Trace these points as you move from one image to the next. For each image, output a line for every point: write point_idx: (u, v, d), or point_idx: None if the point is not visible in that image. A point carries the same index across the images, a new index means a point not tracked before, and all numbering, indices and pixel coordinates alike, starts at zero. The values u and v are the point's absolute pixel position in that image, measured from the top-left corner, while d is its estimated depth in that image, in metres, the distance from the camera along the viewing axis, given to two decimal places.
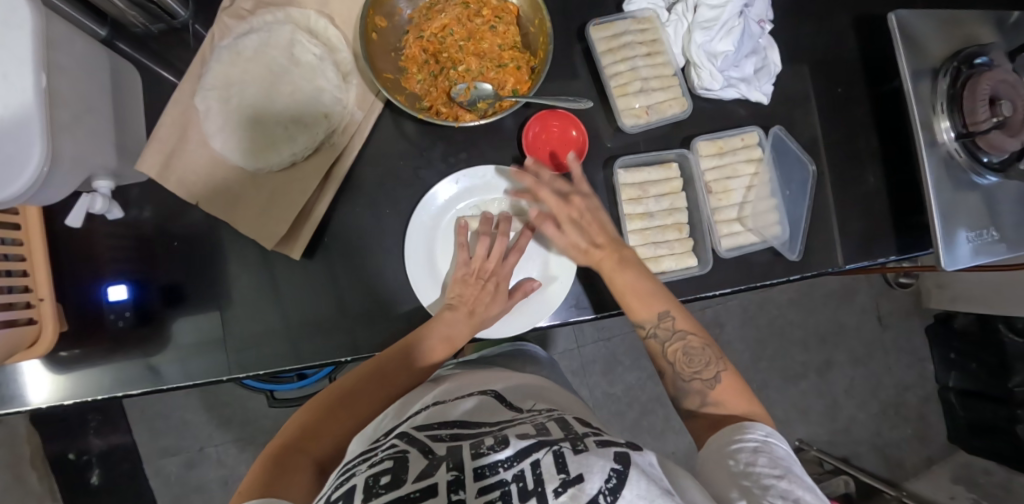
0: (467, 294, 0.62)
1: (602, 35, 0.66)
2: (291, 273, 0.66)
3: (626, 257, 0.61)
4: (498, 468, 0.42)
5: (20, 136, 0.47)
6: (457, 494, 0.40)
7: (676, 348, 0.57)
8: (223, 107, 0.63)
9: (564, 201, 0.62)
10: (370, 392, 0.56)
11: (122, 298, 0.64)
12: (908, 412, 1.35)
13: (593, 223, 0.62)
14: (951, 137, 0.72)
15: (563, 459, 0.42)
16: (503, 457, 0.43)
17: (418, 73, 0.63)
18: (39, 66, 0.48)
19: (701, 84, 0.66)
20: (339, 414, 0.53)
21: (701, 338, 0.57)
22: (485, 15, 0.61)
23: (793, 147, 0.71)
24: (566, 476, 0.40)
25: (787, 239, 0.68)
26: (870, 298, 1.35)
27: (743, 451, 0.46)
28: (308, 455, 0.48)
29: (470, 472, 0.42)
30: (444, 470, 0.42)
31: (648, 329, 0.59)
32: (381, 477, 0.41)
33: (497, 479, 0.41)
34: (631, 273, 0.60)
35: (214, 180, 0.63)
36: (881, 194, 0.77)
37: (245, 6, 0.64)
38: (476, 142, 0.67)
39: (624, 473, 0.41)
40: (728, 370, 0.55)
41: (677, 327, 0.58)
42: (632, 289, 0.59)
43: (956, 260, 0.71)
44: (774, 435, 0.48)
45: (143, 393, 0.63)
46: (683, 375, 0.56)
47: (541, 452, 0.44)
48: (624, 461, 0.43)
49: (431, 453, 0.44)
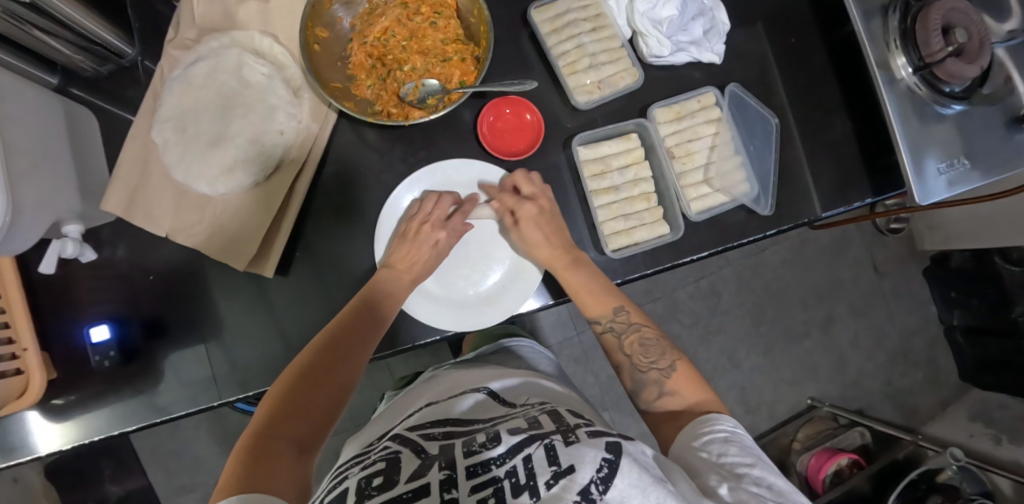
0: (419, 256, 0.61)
1: (545, 17, 0.66)
2: (268, 292, 0.66)
3: (580, 257, 0.62)
4: (491, 465, 0.42)
5: None
6: (450, 493, 0.40)
7: (632, 339, 0.59)
8: (180, 137, 0.64)
9: (529, 200, 0.62)
10: (331, 359, 0.54)
11: (105, 337, 0.64)
12: (917, 356, 1.34)
13: (550, 225, 0.62)
14: (909, 72, 0.72)
15: (554, 451, 0.42)
16: (497, 453, 0.43)
17: (367, 78, 0.63)
18: None
19: (650, 51, 0.67)
20: (308, 387, 0.51)
21: (655, 330, 0.59)
22: (425, 12, 0.62)
23: (752, 102, 0.70)
24: (557, 468, 0.40)
25: (757, 195, 0.68)
26: (864, 248, 1.34)
27: (715, 442, 0.48)
28: (285, 439, 0.47)
29: (463, 470, 0.42)
30: (437, 469, 0.42)
31: (603, 324, 0.60)
32: (374, 478, 0.43)
33: (491, 477, 0.41)
34: (585, 270, 0.61)
35: (181, 210, 0.64)
36: (848, 140, 0.77)
37: (189, 36, 0.64)
38: (433, 139, 0.66)
39: (616, 463, 0.41)
40: (682, 361, 0.57)
41: (632, 321, 0.60)
42: (586, 287, 0.60)
43: (929, 194, 0.71)
44: (740, 424, 0.51)
45: (139, 428, 0.64)
46: (640, 366, 0.57)
47: (533, 446, 0.43)
48: (616, 449, 0.43)
49: (424, 452, 0.45)
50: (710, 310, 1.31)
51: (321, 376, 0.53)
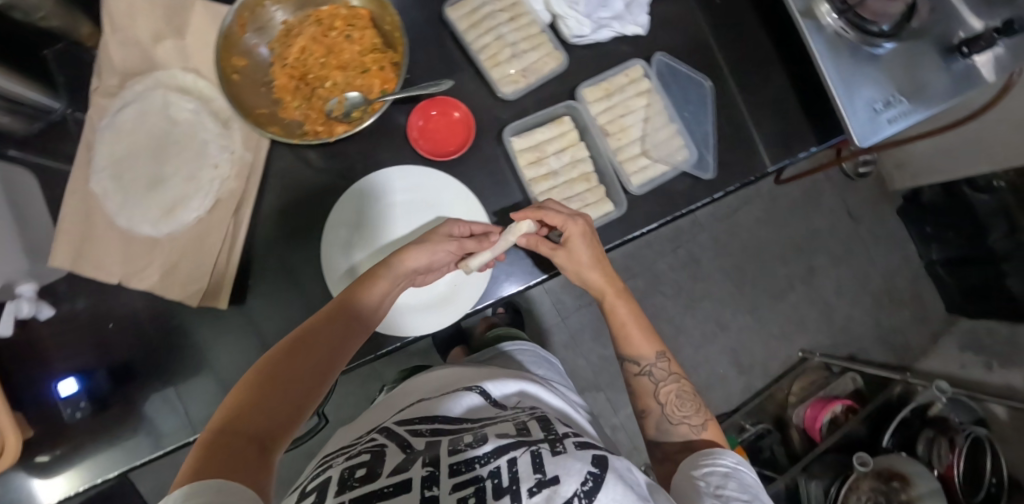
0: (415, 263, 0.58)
1: (461, 13, 0.66)
2: (228, 324, 0.67)
3: (623, 291, 0.63)
4: (475, 464, 0.43)
5: None
6: (430, 490, 0.40)
7: (669, 389, 0.60)
8: (118, 184, 0.65)
9: (579, 218, 0.60)
10: (311, 349, 0.49)
11: (73, 390, 0.63)
12: (902, 295, 1.34)
13: (598, 247, 0.62)
14: (834, 17, 0.71)
15: (539, 459, 0.43)
16: (481, 453, 0.44)
17: (292, 100, 0.63)
18: None
19: (571, 32, 0.67)
20: (283, 377, 0.47)
21: (691, 386, 0.61)
22: (338, 26, 0.62)
23: (682, 68, 0.70)
24: (542, 476, 0.41)
25: (696, 160, 0.69)
26: (836, 195, 1.34)
27: (713, 475, 0.50)
28: (252, 430, 0.42)
29: (446, 467, 0.42)
30: (420, 465, 0.42)
31: (643, 366, 0.61)
32: (356, 470, 0.43)
33: (473, 475, 0.41)
34: (627, 307, 0.63)
35: (131, 255, 0.64)
36: (786, 92, 0.77)
37: (112, 83, 0.64)
38: (369, 153, 0.66)
39: (600, 476, 0.42)
40: (709, 422, 0.59)
41: (671, 371, 0.61)
42: (633, 325, 0.62)
43: (868, 135, 0.71)
44: (744, 462, 0.53)
45: (119, 473, 0.64)
46: (672, 417, 0.59)
47: (519, 450, 0.44)
48: (601, 464, 0.44)
49: (409, 448, 0.46)
50: (691, 278, 1.31)
51: (298, 367, 0.48)
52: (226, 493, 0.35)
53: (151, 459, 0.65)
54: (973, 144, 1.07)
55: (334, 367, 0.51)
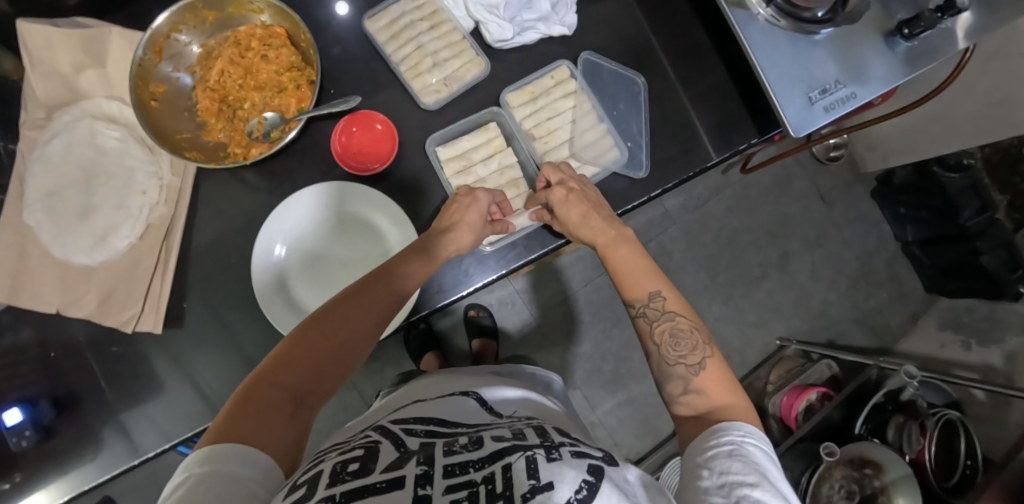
0: (426, 245, 0.57)
1: (380, 25, 0.65)
2: (166, 347, 0.67)
3: (622, 234, 0.59)
4: (469, 468, 0.37)
5: None
6: (424, 489, 0.35)
7: (664, 328, 0.53)
8: (52, 218, 0.65)
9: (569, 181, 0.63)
10: (345, 313, 0.50)
11: (19, 419, 0.64)
12: (880, 276, 1.32)
13: (593, 202, 0.61)
14: (765, 7, 0.70)
15: (535, 464, 0.37)
16: (475, 457, 0.38)
17: (216, 122, 0.64)
18: None
19: (494, 38, 0.66)
20: (314, 341, 0.47)
21: (692, 321, 0.53)
22: (254, 46, 0.62)
23: (606, 65, 0.68)
24: (537, 482, 0.36)
25: (627, 160, 0.67)
26: (807, 180, 1.32)
27: (716, 459, 0.41)
28: (283, 389, 0.43)
29: (440, 468, 0.37)
30: (414, 463, 0.37)
31: (637, 308, 0.55)
32: (349, 464, 0.38)
33: (468, 478, 0.36)
34: (627, 247, 0.58)
35: (67, 284, 0.64)
36: (724, 82, 0.75)
37: (38, 115, 0.64)
38: (293, 169, 0.66)
39: (597, 486, 0.37)
40: (715, 358, 0.51)
41: (667, 308, 0.53)
42: (625, 266, 0.57)
43: (802, 125, 0.70)
44: (755, 432, 0.43)
45: (70, 498, 0.65)
46: (668, 358, 0.51)
47: (514, 455, 0.38)
48: (597, 472, 0.38)
49: (404, 447, 0.41)
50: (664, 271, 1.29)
51: (331, 332, 0.48)
52: (249, 457, 0.36)
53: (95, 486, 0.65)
54: (932, 119, 1.04)
55: (375, 335, 0.51)
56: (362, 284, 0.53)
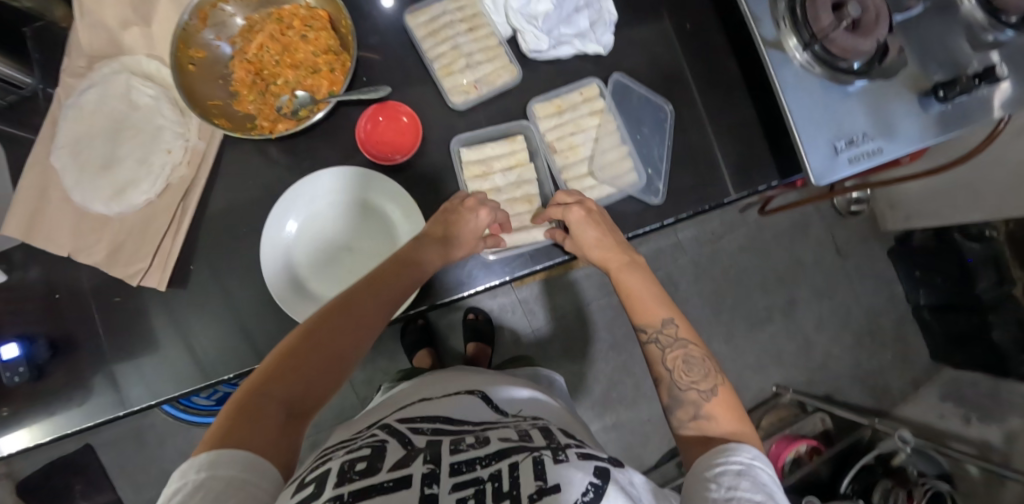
0: (431, 250, 0.58)
1: (420, 21, 0.66)
2: (165, 305, 0.68)
3: (634, 260, 0.60)
4: (475, 466, 0.41)
5: None
6: (430, 488, 0.38)
7: (676, 355, 0.53)
8: (75, 162, 0.66)
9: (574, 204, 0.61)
10: (338, 321, 0.51)
11: (14, 355, 0.65)
12: (885, 337, 1.30)
13: (603, 226, 0.61)
14: (801, 52, 0.70)
15: (541, 465, 0.41)
16: (480, 455, 0.42)
17: (249, 94, 0.65)
18: None
19: (529, 47, 0.67)
20: (309, 348, 0.49)
21: (703, 348, 0.53)
22: (296, 26, 0.64)
23: (637, 91, 0.70)
24: (543, 483, 0.39)
25: (644, 185, 0.68)
26: (825, 229, 1.30)
27: (724, 475, 0.42)
28: (277, 396, 0.45)
29: (447, 467, 0.40)
30: (421, 462, 0.41)
31: (649, 333, 0.55)
32: (358, 462, 0.41)
33: (473, 477, 0.40)
34: (635, 274, 0.59)
35: (81, 230, 0.66)
36: (751, 121, 0.76)
37: (80, 64, 0.67)
38: (315, 149, 0.66)
39: (603, 488, 0.40)
40: (726, 386, 0.51)
41: (679, 335, 0.54)
42: (635, 293, 0.58)
43: (824, 174, 0.70)
44: (762, 456, 0.44)
45: (53, 439, 0.65)
46: (680, 383, 0.51)
47: (519, 455, 0.42)
48: (603, 475, 0.41)
49: (411, 444, 0.44)
50: None
51: (324, 339, 0.50)
52: (248, 462, 0.39)
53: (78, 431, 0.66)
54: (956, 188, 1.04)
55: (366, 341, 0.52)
56: (354, 293, 0.54)
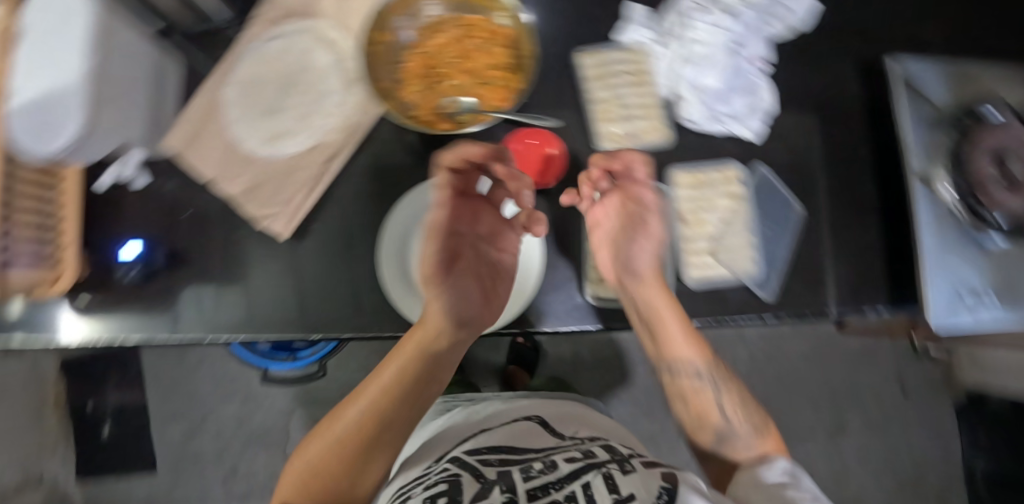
0: (447, 305, 0.61)
1: (591, 62, 0.69)
2: (275, 252, 0.71)
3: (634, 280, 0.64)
4: (549, 490, 0.48)
5: (67, 106, 0.60)
6: None
7: (687, 378, 0.67)
8: (242, 100, 0.71)
9: (617, 157, 0.64)
10: (351, 405, 0.61)
11: (133, 256, 0.70)
12: (926, 492, 1.23)
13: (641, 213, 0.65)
14: (950, 192, 0.69)
15: (611, 480, 0.48)
16: (554, 479, 0.49)
17: (415, 85, 0.67)
18: (90, 50, 0.60)
19: (684, 114, 0.69)
20: (336, 433, 0.59)
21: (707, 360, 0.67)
22: (480, 37, 0.66)
23: (779, 187, 0.71)
24: (618, 495, 0.46)
25: (760, 277, 0.68)
26: (894, 363, 1.25)
27: None
28: (330, 486, 0.55)
29: (524, 493, 0.48)
30: (499, 492, 0.48)
31: (672, 368, 0.67)
32: (437, 498, 0.48)
33: (550, 498, 0.47)
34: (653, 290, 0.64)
35: (226, 162, 0.70)
36: (878, 244, 0.74)
37: (273, 15, 0.72)
38: (464, 153, 0.70)
39: (675, 491, 0.47)
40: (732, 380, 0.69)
41: (694, 368, 0.67)
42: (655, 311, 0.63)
43: (943, 318, 0.69)
44: None
45: (138, 342, 0.69)
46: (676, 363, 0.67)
47: (590, 474, 0.50)
48: (671, 479, 0.49)
49: (482, 477, 0.51)
50: None
51: (363, 429, 0.58)
52: None
53: (162, 342, 0.69)
54: None
55: (396, 417, 0.60)
56: (370, 393, 0.61)
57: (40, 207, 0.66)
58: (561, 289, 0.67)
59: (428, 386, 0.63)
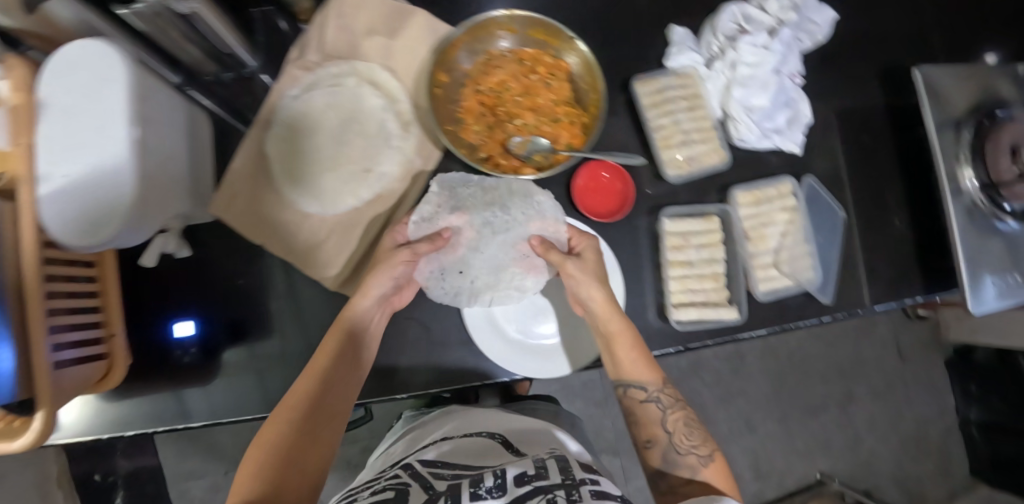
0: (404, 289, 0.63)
1: (646, 90, 0.71)
2: (342, 311, 0.68)
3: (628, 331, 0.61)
4: None
5: (116, 183, 0.55)
6: None
7: (676, 416, 0.60)
8: (294, 156, 0.67)
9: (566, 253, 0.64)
10: (319, 392, 0.56)
11: (189, 333, 0.67)
12: (930, 446, 1.33)
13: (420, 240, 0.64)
14: (975, 185, 0.75)
15: None
16: None
17: (474, 124, 0.66)
18: (131, 120, 0.56)
19: (739, 136, 0.72)
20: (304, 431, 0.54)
21: (701, 454, 0.58)
22: (541, 72, 0.66)
23: (825, 195, 0.76)
24: None
25: (819, 284, 0.72)
26: (892, 332, 1.34)
27: None
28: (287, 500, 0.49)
29: None
30: None
31: (649, 393, 0.61)
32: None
33: None
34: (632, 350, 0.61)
35: (285, 221, 0.66)
36: (907, 239, 0.79)
37: (313, 59, 0.68)
38: (528, 191, 0.69)
39: None
40: (716, 453, 0.59)
41: (705, 453, 0.58)
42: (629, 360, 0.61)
43: (982, 303, 0.74)
44: None
45: (205, 425, 0.65)
46: (679, 447, 0.58)
47: (535, 498, 0.47)
48: None
49: (432, 488, 0.50)
50: (732, 371, 1.32)
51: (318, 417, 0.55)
52: None
53: (211, 422, 0.66)
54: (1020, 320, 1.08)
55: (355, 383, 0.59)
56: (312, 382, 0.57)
57: (76, 295, 0.60)
58: (641, 313, 0.69)
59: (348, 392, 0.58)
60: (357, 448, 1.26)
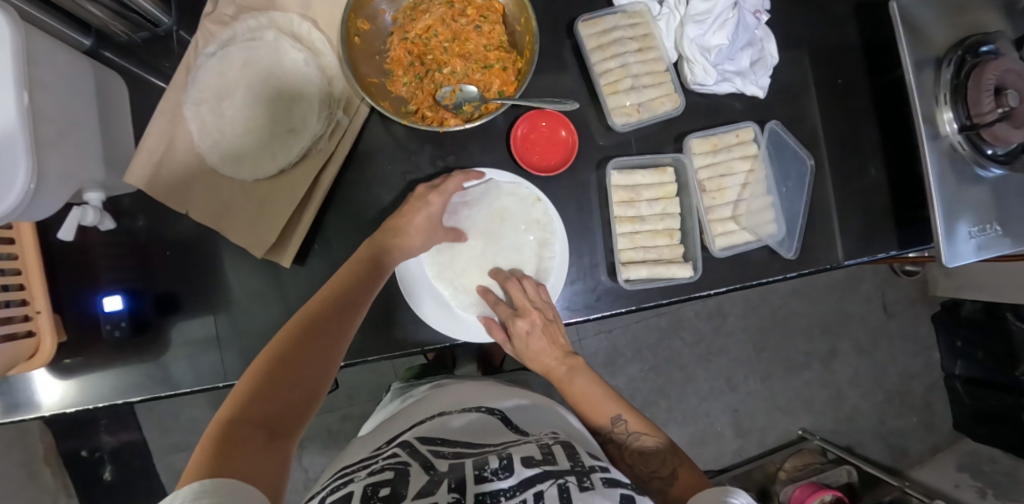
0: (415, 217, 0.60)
1: (591, 31, 0.65)
2: (277, 279, 0.65)
3: (576, 364, 0.64)
4: (500, 498, 0.40)
5: (5, 156, 0.48)
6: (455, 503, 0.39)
7: (633, 449, 0.59)
8: (215, 119, 0.63)
9: (520, 316, 0.60)
10: (320, 309, 0.53)
11: (118, 308, 0.63)
12: (914, 400, 1.31)
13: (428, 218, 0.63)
14: (954, 129, 0.68)
15: (568, 493, 0.39)
16: (506, 486, 0.41)
17: (404, 75, 0.61)
18: (20, 83, 0.48)
19: (694, 79, 0.66)
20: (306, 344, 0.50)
21: (656, 437, 0.59)
22: (470, 14, 0.60)
23: (790, 141, 0.71)
24: None
25: (781, 237, 0.68)
26: (876, 288, 1.32)
27: None
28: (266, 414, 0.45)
29: (472, 497, 0.40)
30: (445, 490, 0.41)
31: (604, 434, 0.61)
32: (380, 488, 0.41)
33: None
34: (582, 378, 0.64)
35: (211, 186, 0.63)
36: (881, 187, 0.74)
37: (227, 12, 0.63)
38: (465, 144, 0.66)
39: None
40: (685, 466, 0.56)
41: (631, 429, 0.60)
42: (585, 397, 0.63)
43: (956, 256, 0.68)
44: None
45: (143, 400, 0.63)
46: (642, 475, 0.56)
47: (546, 483, 0.41)
48: None
49: (432, 468, 0.44)
50: (714, 330, 1.29)
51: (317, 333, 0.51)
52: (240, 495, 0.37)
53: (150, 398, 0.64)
54: (1007, 273, 1.04)
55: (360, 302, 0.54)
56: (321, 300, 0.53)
57: None
58: (592, 272, 0.66)
59: (363, 305, 0.55)
60: (336, 416, 1.25)
